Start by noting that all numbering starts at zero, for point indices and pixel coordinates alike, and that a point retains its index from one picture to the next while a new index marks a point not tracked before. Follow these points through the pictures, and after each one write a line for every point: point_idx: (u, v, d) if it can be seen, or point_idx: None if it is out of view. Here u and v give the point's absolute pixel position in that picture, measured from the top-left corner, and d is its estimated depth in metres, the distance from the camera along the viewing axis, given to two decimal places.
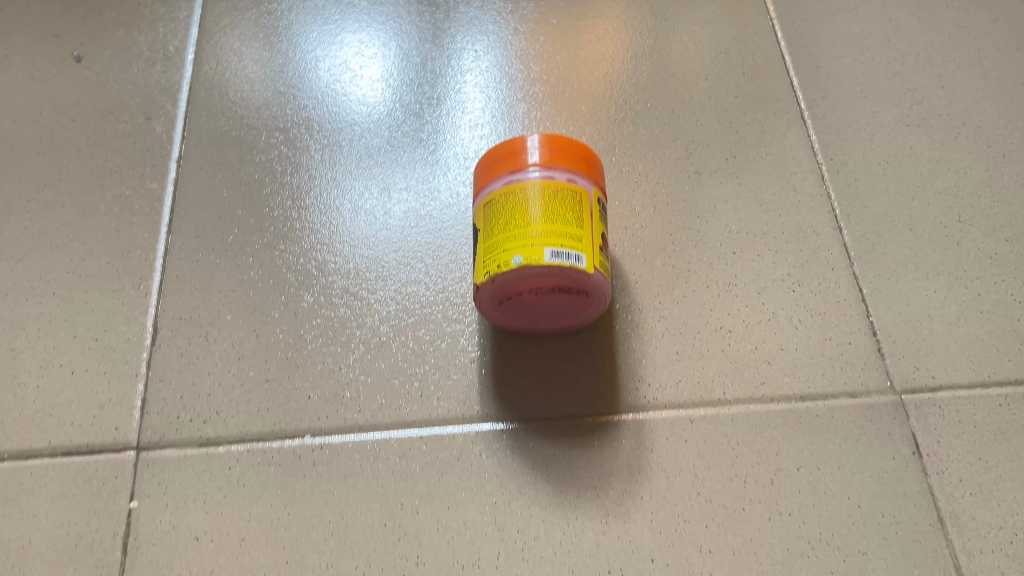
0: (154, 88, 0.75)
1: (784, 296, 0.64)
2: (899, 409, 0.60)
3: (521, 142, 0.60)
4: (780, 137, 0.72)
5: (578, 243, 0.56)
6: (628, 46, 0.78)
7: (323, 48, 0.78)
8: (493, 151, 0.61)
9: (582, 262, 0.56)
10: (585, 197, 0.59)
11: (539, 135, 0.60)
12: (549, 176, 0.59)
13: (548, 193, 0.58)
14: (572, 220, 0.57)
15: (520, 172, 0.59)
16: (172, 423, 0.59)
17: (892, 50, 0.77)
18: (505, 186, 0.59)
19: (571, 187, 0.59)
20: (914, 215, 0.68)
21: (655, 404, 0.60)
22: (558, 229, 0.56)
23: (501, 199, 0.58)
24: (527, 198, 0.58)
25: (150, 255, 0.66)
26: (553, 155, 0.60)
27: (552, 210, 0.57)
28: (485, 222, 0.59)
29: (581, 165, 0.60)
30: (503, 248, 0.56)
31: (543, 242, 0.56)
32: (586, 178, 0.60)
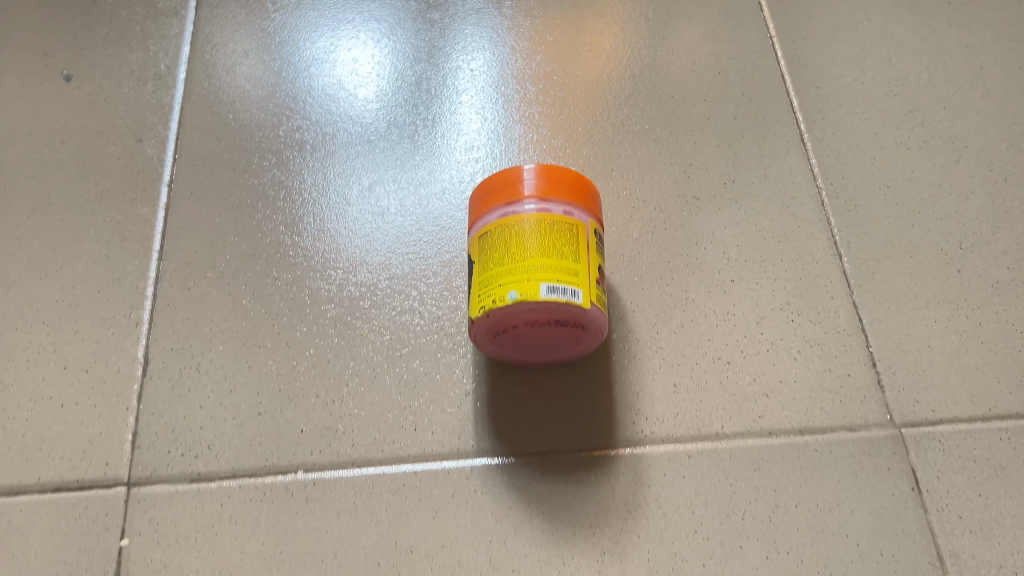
0: (145, 108, 0.74)
1: (783, 326, 0.63)
2: (898, 444, 0.59)
3: (517, 173, 0.59)
4: (779, 161, 0.71)
5: (574, 277, 0.56)
6: (626, 65, 0.77)
7: (317, 67, 0.77)
8: (488, 181, 0.61)
9: (579, 297, 0.55)
10: (582, 229, 0.58)
11: (534, 167, 0.59)
12: (545, 209, 0.58)
13: (544, 226, 0.57)
14: (569, 254, 0.56)
15: (516, 204, 0.58)
16: (163, 458, 0.58)
17: (893, 69, 0.76)
18: (500, 218, 0.58)
19: (567, 219, 0.58)
20: (915, 242, 0.67)
21: (652, 439, 0.59)
22: (554, 264, 0.55)
23: (496, 232, 0.58)
24: (523, 232, 0.57)
25: (141, 282, 0.65)
26: (550, 187, 0.59)
27: (548, 244, 0.56)
28: (480, 255, 0.58)
29: (578, 196, 0.59)
30: (497, 282, 0.56)
31: (538, 277, 0.55)
32: (583, 210, 0.59)
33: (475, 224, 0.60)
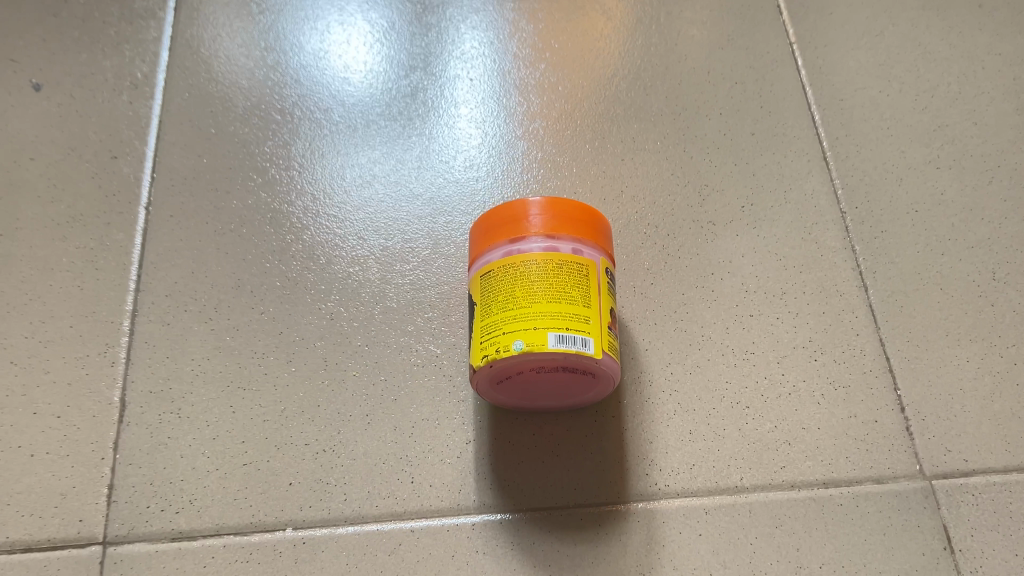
0: (120, 121, 0.69)
1: (806, 366, 0.59)
2: (929, 498, 0.55)
3: (521, 206, 0.55)
4: (801, 182, 0.67)
5: (585, 324, 0.51)
6: (636, 74, 0.72)
7: (305, 76, 0.72)
8: (490, 214, 0.56)
9: (589, 347, 0.51)
10: (592, 269, 0.54)
11: (541, 200, 0.55)
12: (553, 247, 0.53)
13: (552, 267, 0.52)
14: (578, 298, 0.52)
15: (521, 241, 0.53)
16: (142, 514, 0.54)
17: (921, 80, 0.72)
18: (504, 257, 0.53)
19: (577, 259, 0.53)
20: (945, 273, 0.63)
21: (666, 492, 0.55)
22: (563, 309, 0.51)
23: (500, 273, 0.53)
24: (529, 274, 0.52)
25: (117, 316, 0.61)
26: (557, 223, 0.54)
27: (556, 288, 0.51)
28: (482, 296, 0.53)
29: (587, 231, 0.55)
30: (501, 329, 0.51)
31: (546, 325, 0.50)
32: (593, 247, 0.55)
33: (476, 261, 0.56)
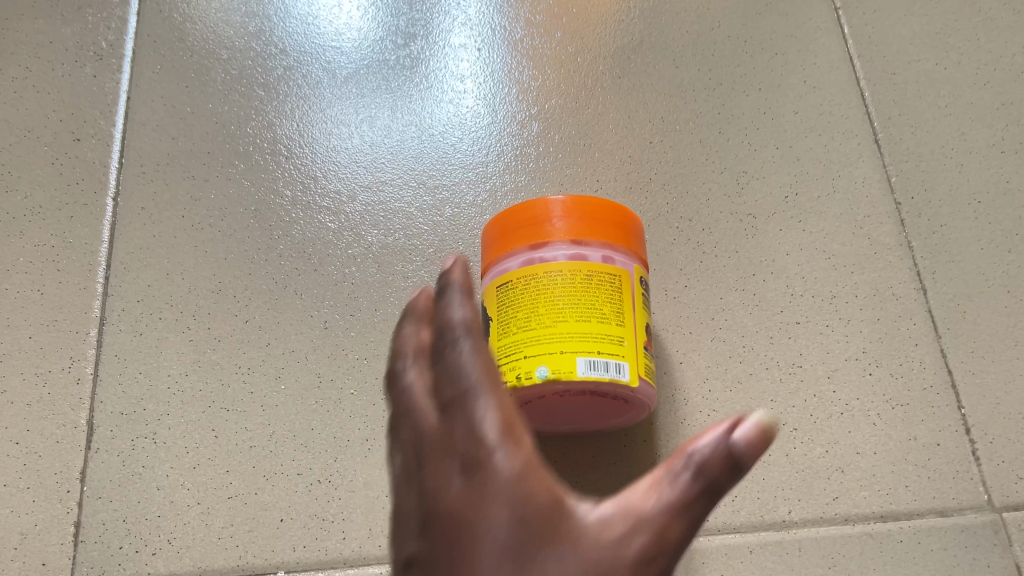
0: (83, 98, 0.61)
1: (859, 382, 0.53)
2: (1000, 533, 0.49)
3: (543, 205, 0.46)
4: (850, 168, 0.60)
5: (619, 346, 0.44)
6: (664, 44, 0.64)
7: (290, 46, 0.64)
8: (507, 211, 0.47)
9: (624, 373, 0.44)
10: (626, 279, 0.45)
11: (565, 197, 0.46)
12: (580, 255, 0.45)
13: (580, 280, 0.44)
14: (611, 315, 0.44)
15: (542, 248, 0.45)
16: (114, 557, 0.48)
17: (982, 51, 0.64)
18: (524, 265, 0.45)
19: (608, 269, 0.45)
20: (1012, 273, 0.56)
21: (705, 529, 0.49)
22: (594, 330, 0.44)
23: (520, 285, 0.45)
24: (553, 287, 0.44)
25: (83, 325, 0.54)
26: (585, 225, 0.46)
27: (585, 304, 0.44)
28: (498, 311, 0.46)
29: (619, 234, 0.46)
30: (522, 352, 0.44)
31: (575, 349, 0.43)
32: (626, 252, 0.46)
33: (490, 267, 0.47)
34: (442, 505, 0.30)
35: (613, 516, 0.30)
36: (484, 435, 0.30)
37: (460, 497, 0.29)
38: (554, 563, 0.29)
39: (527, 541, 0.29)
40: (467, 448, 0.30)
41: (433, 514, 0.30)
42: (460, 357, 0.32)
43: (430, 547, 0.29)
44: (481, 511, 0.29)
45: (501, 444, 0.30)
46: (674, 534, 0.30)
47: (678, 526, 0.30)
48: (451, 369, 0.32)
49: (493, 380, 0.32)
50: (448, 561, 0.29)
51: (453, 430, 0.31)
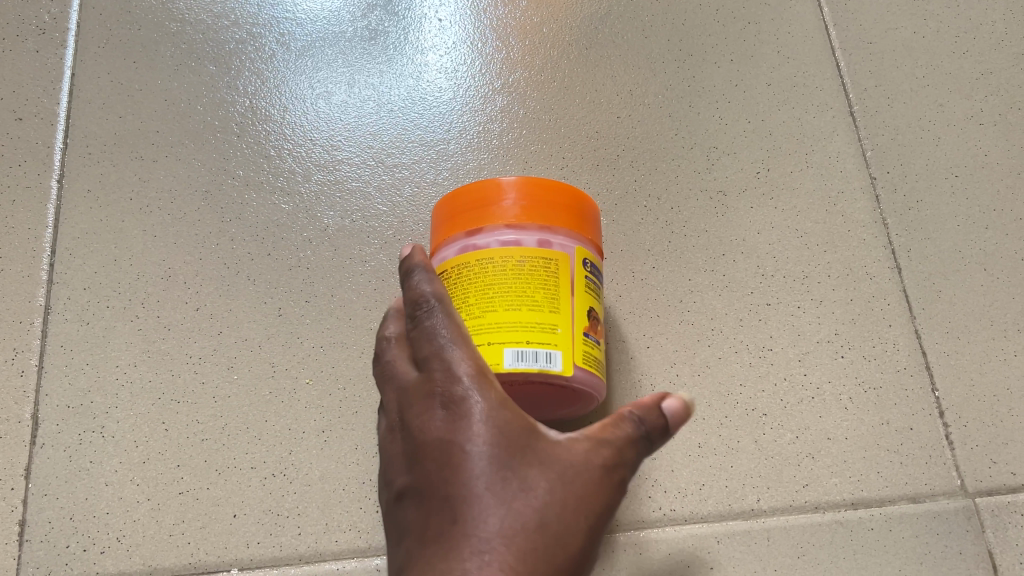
0: (25, 75, 0.58)
1: (831, 364, 0.51)
2: (973, 519, 0.48)
3: (482, 188, 0.43)
4: (824, 143, 0.58)
5: (552, 334, 0.40)
6: (633, 13, 0.62)
7: (243, 18, 0.61)
8: (449, 199, 0.44)
9: (556, 363, 0.40)
10: (564, 264, 0.42)
11: (502, 181, 0.43)
12: (515, 241, 0.41)
13: (513, 267, 0.41)
14: (545, 301, 0.40)
15: (477, 234, 0.42)
16: (61, 557, 0.46)
17: (962, 18, 0.62)
18: (459, 254, 0.42)
19: (545, 254, 0.41)
20: (989, 249, 0.55)
21: (672, 519, 0.48)
22: (525, 318, 0.40)
23: (454, 275, 0.42)
24: (484, 276, 0.41)
25: (26, 315, 0.51)
26: (523, 209, 0.42)
27: (515, 292, 0.40)
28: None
29: (560, 215, 0.43)
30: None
31: (503, 339, 0.39)
32: (565, 235, 0.42)
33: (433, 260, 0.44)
34: (430, 439, 0.34)
35: (579, 437, 0.35)
36: (460, 377, 0.35)
37: (443, 429, 0.34)
38: (533, 473, 0.33)
39: (505, 451, 0.33)
40: (446, 388, 0.35)
41: (421, 447, 0.34)
42: (436, 322, 0.37)
43: (422, 473, 0.33)
44: (461, 433, 0.33)
45: (477, 386, 0.34)
46: (630, 455, 0.35)
47: (631, 450, 0.35)
48: (429, 331, 0.36)
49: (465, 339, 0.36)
50: (439, 479, 0.33)
51: (432, 379, 0.35)
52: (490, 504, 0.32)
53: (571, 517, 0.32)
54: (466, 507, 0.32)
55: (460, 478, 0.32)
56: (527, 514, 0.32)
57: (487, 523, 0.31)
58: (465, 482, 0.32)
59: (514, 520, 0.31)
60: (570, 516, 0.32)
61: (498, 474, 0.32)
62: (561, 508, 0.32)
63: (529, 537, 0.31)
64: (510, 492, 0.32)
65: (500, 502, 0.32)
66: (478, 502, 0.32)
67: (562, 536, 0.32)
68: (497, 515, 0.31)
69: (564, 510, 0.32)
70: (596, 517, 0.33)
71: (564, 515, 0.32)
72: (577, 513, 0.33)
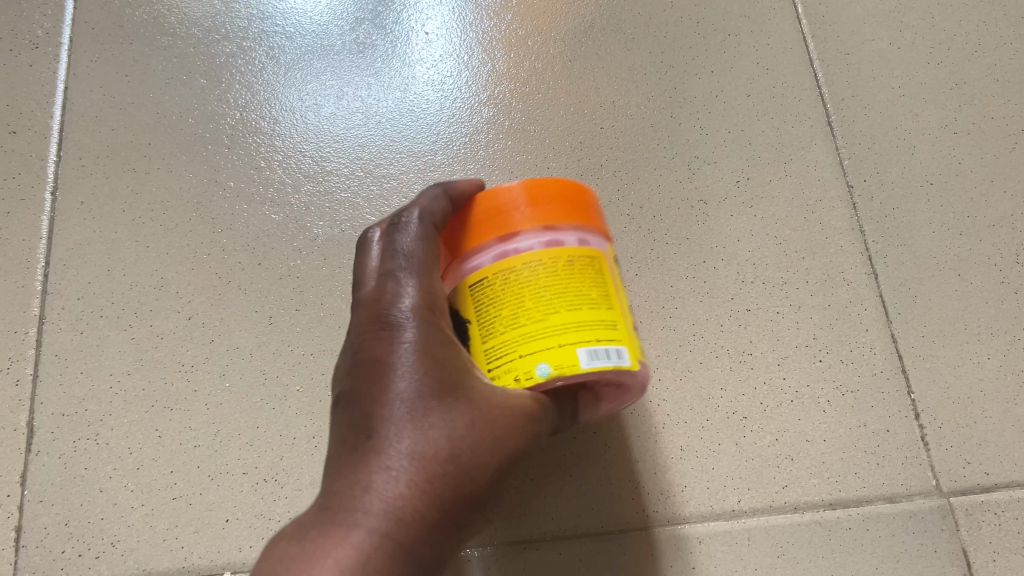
0: (19, 89, 0.59)
1: (810, 368, 0.53)
2: (947, 518, 0.49)
3: (503, 192, 0.38)
4: (802, 151, 0.59)
5: (614, 331, 0.36)
6: (616, 26, 0.63)
7: (233, 32, 0.62)
8: (462, 207, 0.40)
9: (626, 359, 0.36)
10: (603, 260, 0.38)
11: (522, 184, 0.39)
12: (557, 240, 0.37)
13: (563, 267, 0.36)
14: (601, 299, 0.37)
15: (514, 237, 0.37)
16: (57, 562, 0.47)
17: (936, 29, 0.64)
18: (501, 260, 0.37)
19: (586, 251, 0.38)
20: (963, 255, 0.56)
21: (655, 520, 0.49)
22: (587, 316, 0.36)
23: (500, 281, 0.36)
24: (535, 277, 0.36)
25: (22, 325, 0.53)
26: (554, 208, 0.38)
27: (573, 291, 0.36)
28: (473, 314, 0.37)
29: (585, 215, 0.39)
30: (514, 354, 0.35)
31: (572, 339, 0.35)
32: (597, 233, 0.39)
33: (451, 274, 0.39)
34: (370, 349, 0.37)
35: None
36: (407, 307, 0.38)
37: (382, 348, 0.37)
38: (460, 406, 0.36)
39: (435, 383, 0.36)
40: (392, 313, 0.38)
41: (360, 360, 0.37)
42: (411, 239, 0.39)
43: (355, 386, 0.37)
44: (396, 356, 0.36)
45: (421, 322, 0.37)
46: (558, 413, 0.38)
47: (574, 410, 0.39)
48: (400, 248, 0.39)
49: (429, 266, 0.39)
50: (367, 392, 0.36)
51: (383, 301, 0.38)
52: (409, 426, 0.35)
53: (483, 457, 0.36)
54: (384, 424, 0.35)
55: (387, 397, 0.36)
56: (442, 442, 0.35)
57: (402, 442, 0.34)
58: (388, 401, 0.35)
59: (426, 445, 0.34)
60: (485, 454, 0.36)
61: (423, 402, 0.35)
62: (478, 444, 0.35)
63: (437, 463, 0.34)
64: (432, 420, 0.35)
65: (419, 426, 0.35)
66: (397, 422, 0.35)
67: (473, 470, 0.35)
68: (411, 436, 0.35)
69: (478, 446, 0.35)
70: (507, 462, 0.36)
71: (479, 452, 0.35)
72: (491, 453, 0.36)
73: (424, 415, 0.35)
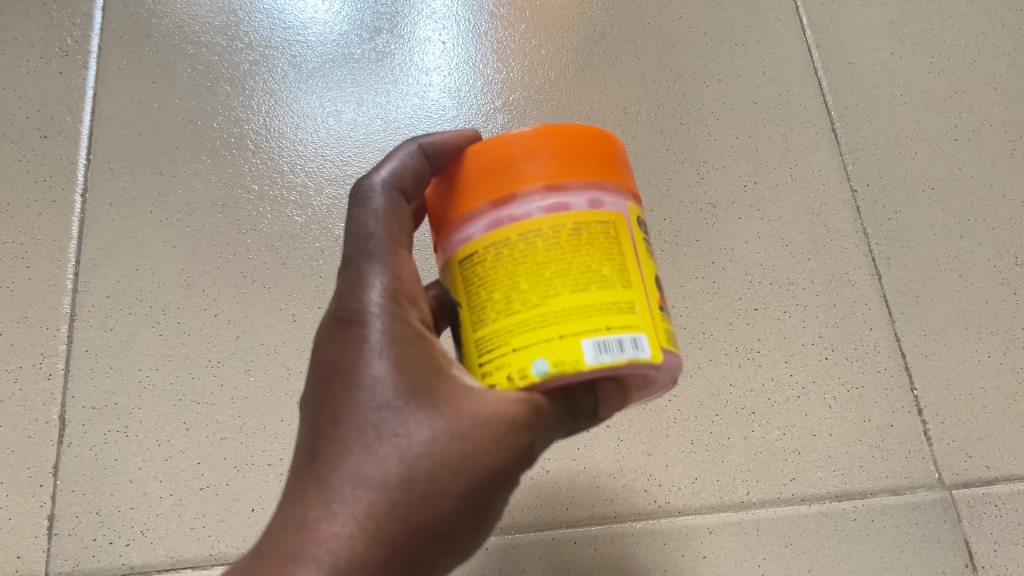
0: (50, 95, 0.61)
1: (816, 365, 0.54)
2: (950, 510, 0.51)
3: (501, 145, 0.32)
4: (807, 157, 0.61)
5: (631, 314, 0.30)
6: (627, 36, 0.65)
7: (256, 40, 0.64)
8: (451, 165, 0.34)
9: (644, 350, 0.30)
10: (622, 225, 0.32)
11: (525, 131, 0.32)
12: (561, 205, 0.31)
13: (567, 238, 0.30)
14: (615, 275, 0.30)
15: (509, 203, 0.31)
16: (89, 549, 0.49)
17: (936, 40, 0.66)
18: (494, 230, 0.31)
19: (599, 216, 0.31)
20: (964, 257, 0.58)
21: (666, 510, 0.51)
22: (596, 299, 0.29)
23: (493, 255, 0.30)
24: (533, 251, 0.30)
25: (53, 322, 0.54)
26: (562, 164, 0.32)
27: (579, 269, 0.30)
28: (465, 295, 0.32)
29: (602, 167, 0.33)
30: (508, 345, 0.30)
31: (575, 329, 0.29)
32: (616, 190, 0.32)
33: (442, 244, 0.33)
34: (327, 352, 0.33)
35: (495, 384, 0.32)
36: (365, 299, 0.33)
37: (338, 351, 0.33)
38: (416, 422, 0.31)
39: (390, 395, 0.31)
40: (350, 309, 0.33)
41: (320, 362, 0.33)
42: (375, 210, 0.34)
43: (314, 391, 0.33)
44: (350, 362, 0.32)
45: (378, 319, 0.32)
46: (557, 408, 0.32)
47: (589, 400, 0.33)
48: (361, 221, 0.34)
49: (395, 243, 0.34)
50: (322, 401, 0.32)
51: (343, 290, 0.34)
52: (356, 448, 0.31)
53: (446, 478, 0.31)
54: (333, 443, 0.31)
55: (340, 411, 0.32)
56: (392, 467, 0.30)
57: (345, 466, 0.30)
58: (339, 415, 0.31)
59: (374, 469, 0.30)
60: (446, 475, 0.31)
61: (375, 413, 0.31)
62: (438, 464, 0.31)
63: (384, 492, 0.30)
64: (381, 440, 0.31)
65: (366, 448, 0.31)
66: (344, 442, 0.31)
67: (431, 497, 0.30)
68: (355, 461, 0.30)
69: (439, 466, 0.31)
70: (481, 480, 0.31)
71: (439, 473, 0.31)
72: (456, 473, 0.31)
73: (375, 429, 0.31)
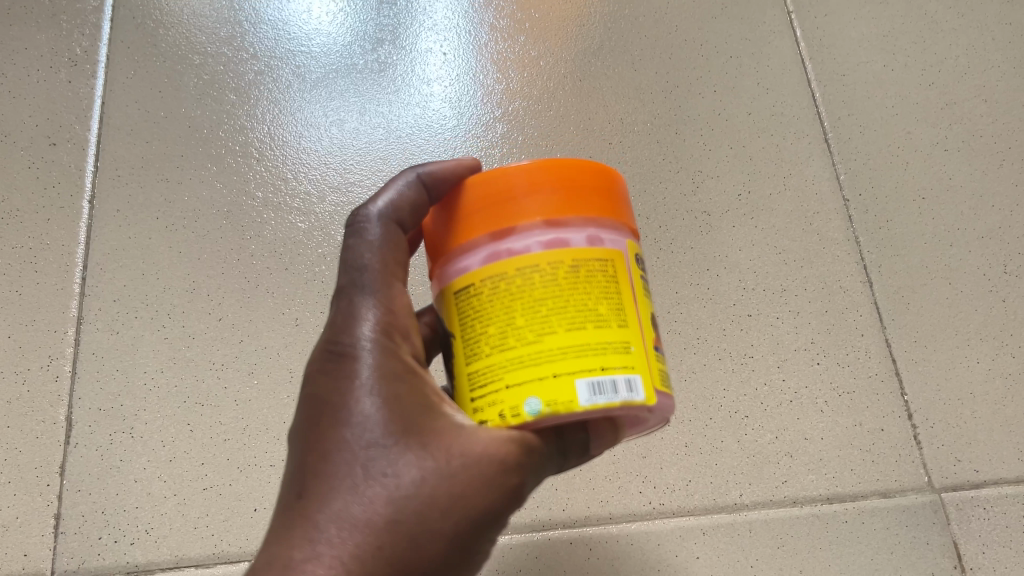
0: (59, 103, 0.62)
1: (808, 371, 0.55)
2: (939, 512, 0.52)
3: (503, 177, 0.33)
4: (800, 167, 0.62)
5: (625, 355, 0.31)
6: (624, 48, 0.67)
7: (261, 51, 0.66)
8: (449, 196, 0.35)
9: (637, 391, 0.30)
10: (620, 264, 0.32)
11: (528, 166, 0.33)
12: (559, 241, 0.31)
13: (565, 275, 0.31)
14: (611, 315, 0.31)
15: (507, 238, 0.32)
16: (94, 547, 0.50)
17: (928, 52, 0.67)
18: (493, 263, 0.32)
19: (596, 253, 0.32)
20: (954, 266, 0.59)
21: (661, 512, 0.52)
22: (591, 339, 0.30)
23: (490, 288, 0.31)
24: (530, 288, 0.31)
25: (61, 325, 0.56)
26: (562, 200, 0.33)
27: (576, 307, 0.30)
28: (461, 326, 0.32)
29: (602, 206, 0.33)
30: (503, 380, 0.30)
31: (569, 368, 0.29)
32: (614, 228, 0.33)
33: (438, 275, 0.34)
34: (315, 386, 0.33)
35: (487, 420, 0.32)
36: (356, 335, 0.33)
37: (327, 386, 0.33)
38: (406, 461, 0.31)
39: (380, 433, 0.31)
40: (341, 344, 0.33)
41: (309, 396, 0.33)
42: (371, 242, 0.35)
43: (301, 426, 0.33)
44: (340, 398, 0.32)
45: (370, 355, 0.33)
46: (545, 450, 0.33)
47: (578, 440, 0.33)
48: (356, 253, 0.35)
49: (390, 276, 0.35)
50: (310, 437, 0.32)
51: (335, 323, 0.34)
52: (345, 486, 0.31)
53: (434, 519, 0.31)
54: (320, 481, 0.31)
55: (328, 448, 0.32)
56: (381, 506, 0.30)
57: (333, 505, 0.30)
58: (327, 452, 0.31)
59: (362, 508, 0.30)
60: (435, 516, 0.31)
61: (364, 451, 0.31)
62: (427, 504, 0.31)
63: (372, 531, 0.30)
64: (370, 479, 0.31)
65: (355, 486, 0.31)
66: (332, 480, 0.31)
67: (418, 538, 0.30)
68: (343, 500, 0.30)
69: (427, 507, 0.31)
70: (468, 521, 0.32)
71: (427, 514, 0.31)
72: (444, 514, 0.31)
73: (363, 467, 0.31)
